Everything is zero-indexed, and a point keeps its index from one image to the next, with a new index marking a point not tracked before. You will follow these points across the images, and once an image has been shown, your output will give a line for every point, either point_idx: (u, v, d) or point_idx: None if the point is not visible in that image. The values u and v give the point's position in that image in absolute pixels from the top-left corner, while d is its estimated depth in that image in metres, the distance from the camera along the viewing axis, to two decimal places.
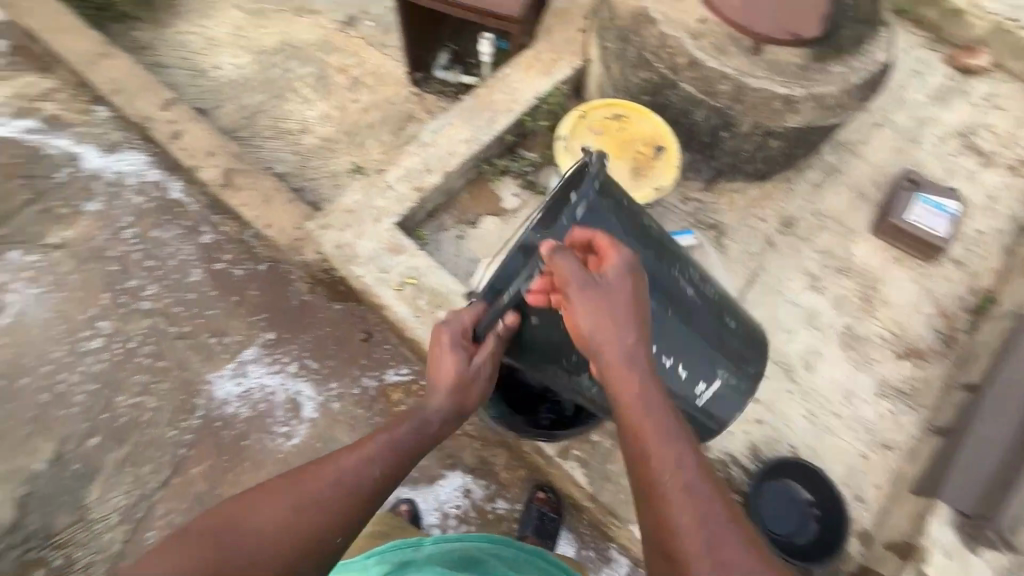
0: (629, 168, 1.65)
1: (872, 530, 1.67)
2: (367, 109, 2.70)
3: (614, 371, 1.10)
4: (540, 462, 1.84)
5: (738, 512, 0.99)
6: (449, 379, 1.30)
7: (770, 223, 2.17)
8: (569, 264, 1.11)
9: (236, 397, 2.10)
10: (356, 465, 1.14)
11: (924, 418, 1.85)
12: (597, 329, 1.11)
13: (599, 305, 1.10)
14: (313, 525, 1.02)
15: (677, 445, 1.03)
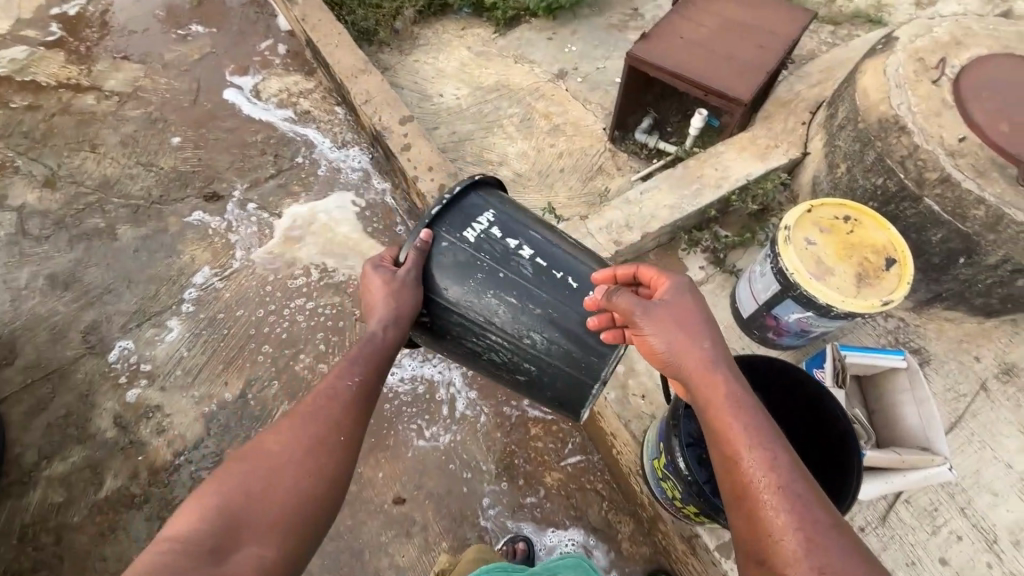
0: (854, 273, 1.58)
1: None
2: (561, 154, 2.88)
3: (714, 408, 1.11)
4: (675, 547, 1.75)
5: (865, 556, 0.92)
6: (376, 321, 1.36)
7: (986, 365, 1.93)
8: (666, 311, 1.21)
9: (407, 375, 2.26)
10: (324, 402, 1.25)
11: None
12: (695, 365, 1.15)
13: (686, 346, 1.17)
14: (298, 463, 1.14)
15: (784, 481, 0.99)
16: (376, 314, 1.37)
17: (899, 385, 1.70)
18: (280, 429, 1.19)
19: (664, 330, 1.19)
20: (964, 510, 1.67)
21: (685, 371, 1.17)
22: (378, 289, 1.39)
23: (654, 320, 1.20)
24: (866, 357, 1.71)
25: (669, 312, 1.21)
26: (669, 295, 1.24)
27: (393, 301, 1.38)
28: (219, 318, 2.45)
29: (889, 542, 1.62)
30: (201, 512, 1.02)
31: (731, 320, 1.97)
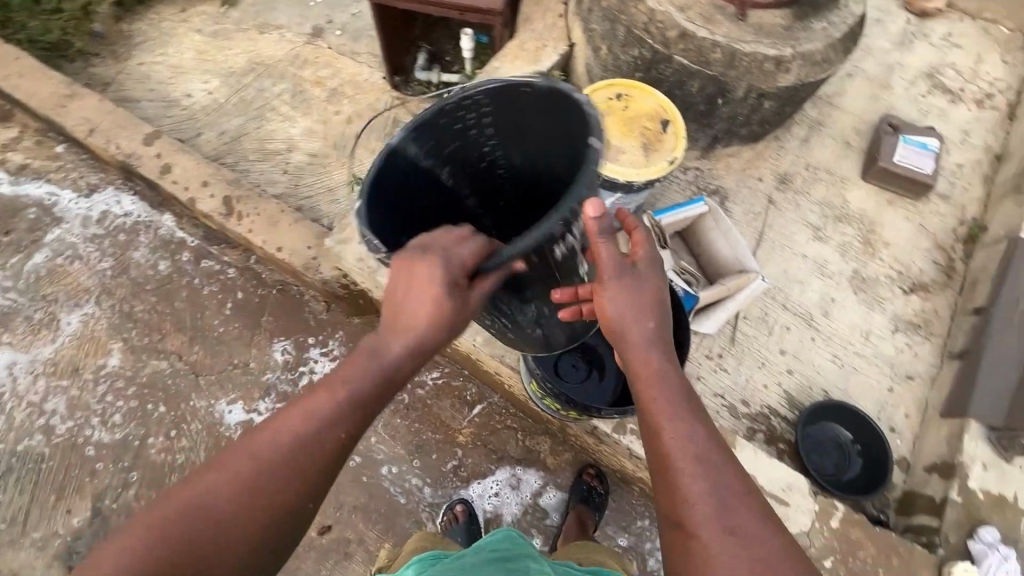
0: (639, 145, 1.69)
1: (910, 457, 1.75)
2: (350, 119, 2.66)
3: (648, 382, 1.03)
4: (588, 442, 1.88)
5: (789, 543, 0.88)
6: (423, 317, 1.00)
7: (767, 182, 2.24)
8: (627, 279, 1.04)
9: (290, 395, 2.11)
10: (308, 424, 0.94)
11: (940, 347, 1.94)
12: (635, 338, 1.04)
13: (634, 318, 1.05)
14: (245, 505, 0.88)
15: (709, 458, 0.94)
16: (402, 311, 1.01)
17: (708, 227, 1.91)
18: (246, 448, 0.92)
19: (616, 301, 1.05)
20: (785, 305, 1.99)
21: (627, 341, 1.06)
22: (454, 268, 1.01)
23: (608, 287, 1.05)
24: (677, 213, 1.87)
25: (631, 284, 1.05)
26: (632, 264, 1.07)
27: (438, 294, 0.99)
28: (26, 446, 2.01)
29: (742, 356, 1.89)
30: (124, 552, 0.81)
31: None
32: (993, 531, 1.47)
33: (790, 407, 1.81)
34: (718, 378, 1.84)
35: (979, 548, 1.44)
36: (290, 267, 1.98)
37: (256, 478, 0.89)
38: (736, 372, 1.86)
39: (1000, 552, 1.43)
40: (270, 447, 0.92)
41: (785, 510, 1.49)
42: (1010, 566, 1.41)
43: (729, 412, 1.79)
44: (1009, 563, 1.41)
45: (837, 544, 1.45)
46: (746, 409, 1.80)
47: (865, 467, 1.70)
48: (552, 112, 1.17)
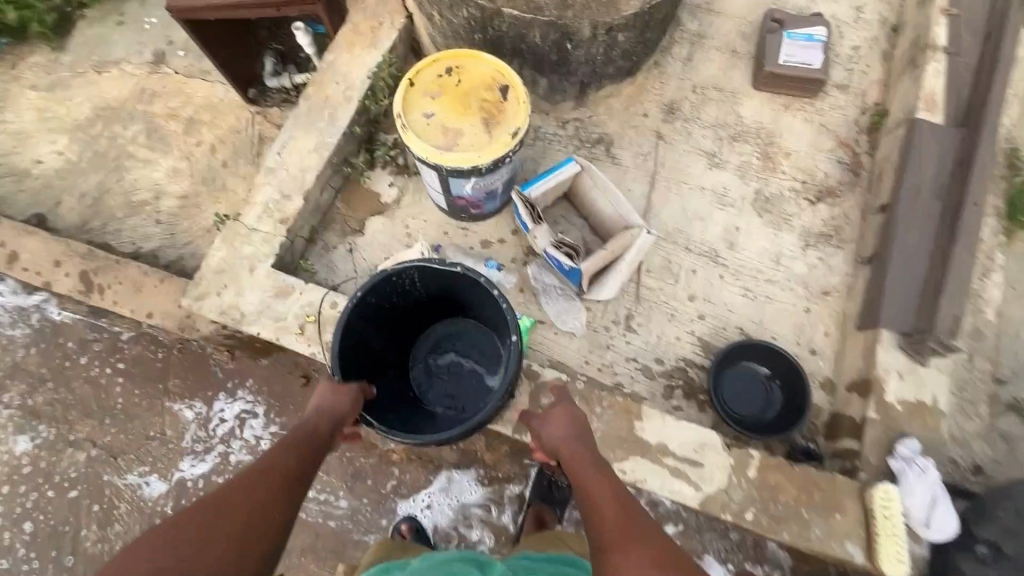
0: (480, 121, 1.53)
1: (833, 377, 1.69)
2: (214, 147, 2.45)
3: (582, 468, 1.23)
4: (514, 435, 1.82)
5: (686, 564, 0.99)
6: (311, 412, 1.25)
7: (654, 116, 2.08)
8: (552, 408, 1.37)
9: (211, 450, 2.06)
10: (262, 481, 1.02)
11: (852, 253, 1.85)
12: (564, 440, 1.29)
13: (563, 430, 1.32)
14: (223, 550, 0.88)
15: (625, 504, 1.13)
16: (320, 419, 1.23)
17: (586, 185, 1.76)
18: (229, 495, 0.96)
19: (545, 424, 1.35)
20: (688, 246, 1.88)
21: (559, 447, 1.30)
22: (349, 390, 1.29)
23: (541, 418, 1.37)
24: (548, 180, 1.72)
25: (554, 413, 1.37)
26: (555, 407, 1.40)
27: (347, 402, 1.27)
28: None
29: (650, 313, 1.79)
30: None
31: (441, 217, 1.90)
32: (914, 445, 1.42)
33: (706, 354, 1.74)
34: (628, 342, 1.76)
35: (900, 467, 1.39)
36: (167, 331, 1.86)
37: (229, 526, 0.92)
38: (646, 331, 1.77)
39: (921, 465, 1.37)
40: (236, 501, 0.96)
41: (701, 470, 1.43)
42: (932, 478, 1.36)
43: (644, 375, 1.72)
44: (929, 476, 1.36)
45: (758, 494, 1.40)
46: (661, 368, 1.73)
47: (797, 395, 1.60)
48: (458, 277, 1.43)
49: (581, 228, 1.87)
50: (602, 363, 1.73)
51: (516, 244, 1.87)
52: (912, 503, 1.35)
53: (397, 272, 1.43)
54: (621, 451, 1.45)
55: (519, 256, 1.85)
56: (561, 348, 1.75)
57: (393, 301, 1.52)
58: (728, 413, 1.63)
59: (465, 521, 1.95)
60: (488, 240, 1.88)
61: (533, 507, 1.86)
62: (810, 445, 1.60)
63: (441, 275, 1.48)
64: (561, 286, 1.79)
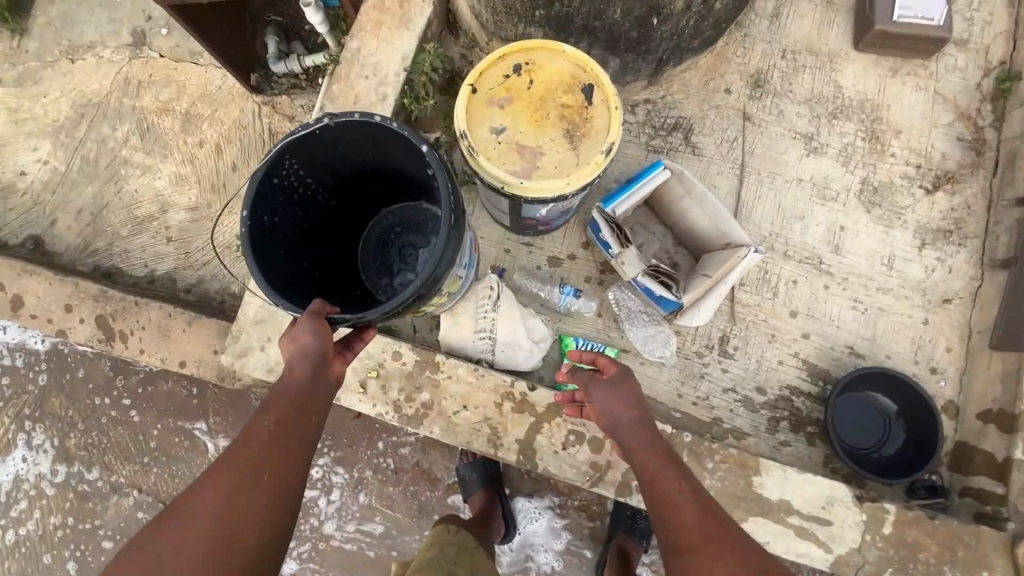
0: (562, 134, 1.24)
1: (958, 400, 1.51)
2: (218, 147, 2.13)
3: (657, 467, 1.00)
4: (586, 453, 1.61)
5: None
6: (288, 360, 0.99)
7: (738, 92, 1.76)
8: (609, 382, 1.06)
9: None
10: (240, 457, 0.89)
11: (977, 253, 1.61)
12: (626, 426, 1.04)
13: (631, 410, 1.05)
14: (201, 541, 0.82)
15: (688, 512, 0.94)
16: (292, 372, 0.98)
17: (676, 193, 1.50)
18: (198, 486, 0.87)
19: (609, 399, 1.06)
20: (787, 253, 1.64)
21: (623, 432, 1.04)
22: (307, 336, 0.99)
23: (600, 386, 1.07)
24: (633, 192, 1.45)
25: (615, 386, 1.07)
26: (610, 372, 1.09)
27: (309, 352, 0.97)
28: None
29: (747, 334, 1.59)
30: None
31: (501, 232, 1.65)
32: None
33: (813, 380, 1.55)
34: (724, 369, 1.57)
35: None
36: (204, 378, 1.68)
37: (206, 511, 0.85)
38: (744, 357, 1.57)
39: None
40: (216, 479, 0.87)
41: (830, 529, 1.28)
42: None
43: (744, 407, 1.55)
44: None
45: (894, 551, 1.27)
46: (763, 398, 1.55)
47: (912, 416, 1.47)
48: (329, 143, 1.19)
49: (664, 237, 1.62)
50: (697, 396, 1.55)
51: (589, 261, 1.63)
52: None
53: (273, 166, 1.12)
54: (739, 510, 1.30)
55: (595, 276, 1.62)
56: (649, 380, 1.56)
57: (296, 213, 1.27)
58: (849, 454, 1.47)
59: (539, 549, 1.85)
60: (556, 258, 1.64)
61: (617, 540, 1.75)
62: (934, 479, 1.45)
63: (352, 167, 1.32)
64: (649, 310, 1.57)
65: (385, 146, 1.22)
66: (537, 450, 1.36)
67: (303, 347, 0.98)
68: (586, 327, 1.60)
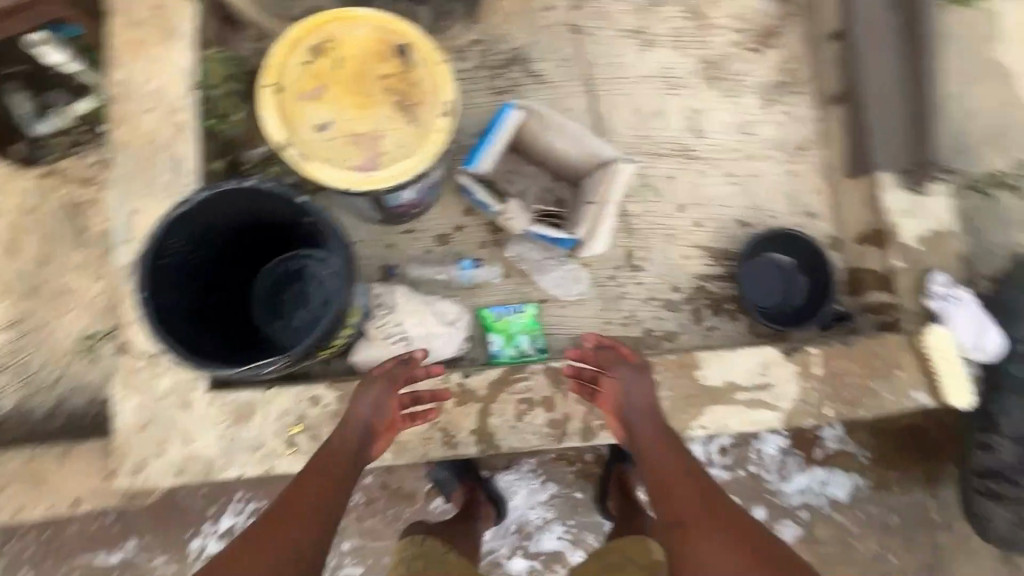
0: (394, 109, 1.12)
1: (837, 233, 1.65)
2: (11, 243, 1.75)
3: (659, 444, 1.15)
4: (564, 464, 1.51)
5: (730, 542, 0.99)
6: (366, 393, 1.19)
7: (560, 6, 1.69)
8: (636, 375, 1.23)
9: None
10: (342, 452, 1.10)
11: (814, 95, 1.71)
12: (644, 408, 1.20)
13: (645, 397, 1.21)
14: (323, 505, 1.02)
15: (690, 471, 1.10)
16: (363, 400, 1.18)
17: (536, 130, 1.44)
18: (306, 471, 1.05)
19: (630, 385, 1.22)
20: (657, 152, 1.66)
21: (633, 417, 1.19)
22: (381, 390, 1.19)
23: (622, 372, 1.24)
24: (493, 143, 1.37)
25: (638, 376, 1.23)
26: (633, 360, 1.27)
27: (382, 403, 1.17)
28: None
29: (648, 242, 1.62)
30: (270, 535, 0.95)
31: (378, 229, 1.53)
32: (944, 277, 1.44)
33: (717, 262, 1.62)
34: (639, 282, 1.60)
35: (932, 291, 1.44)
36: (111, 505, 1.46)
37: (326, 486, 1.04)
38: (651, 264, 1.61)
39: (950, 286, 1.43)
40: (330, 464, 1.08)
41: (772, 391, 1.38)
42: (965, 300, 1.41)
43: (667, 310, 1.59)
44: (961, 296, 1.41)
45: (827, 387, 1.39)
46: (680, 295, 1.60)
47: (805, 254, 1.58)
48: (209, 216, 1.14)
49: (539, 175, 1.56)
50: (623, 317, 1.58)
51: (478, 226, 1.55)
52: (954, 328, 1.39)
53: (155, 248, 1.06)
54: (694, 407, 1.36)
55: (489, 239, 1.55)
56: (576, 320, 1.56)
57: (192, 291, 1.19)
58: (776, 313, 1.58)
59: (536, 522, 1.83)
60: (444, 234, 1.55)
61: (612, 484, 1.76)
62: (838, 309, 1.58)
63: (228, 224, 1.21)
64: (550, 253, 1.55)
65: (259, 199, 1.16)
66: (494, 433, 1.32)
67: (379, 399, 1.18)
68: (498, 292, 1.54)
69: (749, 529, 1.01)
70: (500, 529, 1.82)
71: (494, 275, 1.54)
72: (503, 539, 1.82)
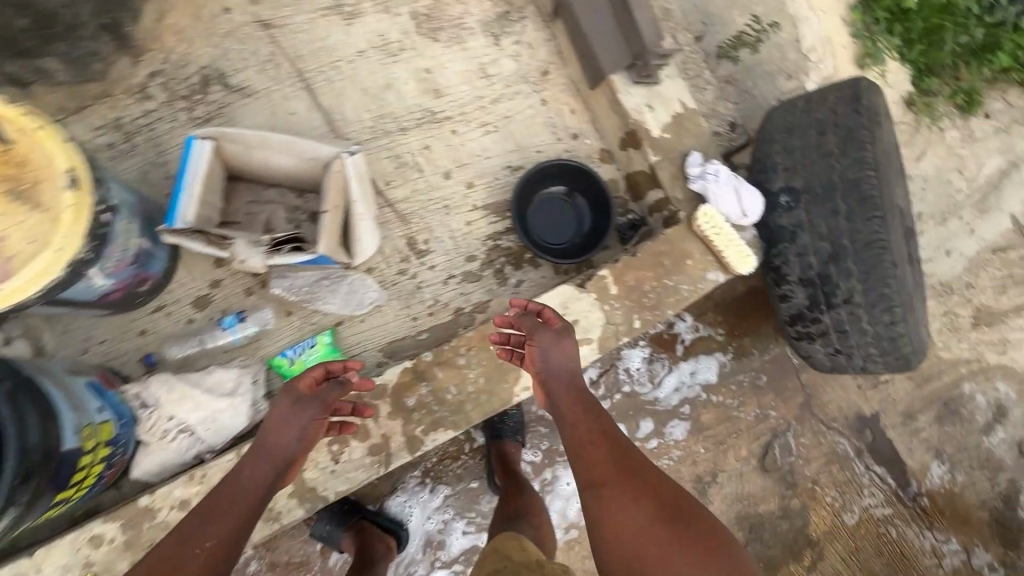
0: (7, 200, 0.92)
1: (605, 145, 1.64)
2: None
3: (585, 408, 1.14)
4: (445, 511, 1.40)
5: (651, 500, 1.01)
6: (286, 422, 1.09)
7: (239, 5, 1.50)
8: (561, 338, 1.19)
9: None
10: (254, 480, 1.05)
11: (538, 15, 1.65)
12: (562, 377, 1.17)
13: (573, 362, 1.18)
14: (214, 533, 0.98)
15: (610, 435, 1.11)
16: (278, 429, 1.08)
17: (243, 153, 1.28)
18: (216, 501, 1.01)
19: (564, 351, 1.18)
20: (403, 126, 1.55)
21: (556, 380, 1.17)
22: (303, 409, 1.09)
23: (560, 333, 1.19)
24: (190, 186, 1.20)
25: (561, 342, 1.19)
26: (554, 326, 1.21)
27: (306, 428, 1.08)
28: None
29: (426, 221, 1.52)
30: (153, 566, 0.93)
31: (119, 318, 1.33)
32: (698, 155, 1.46)
33: (501, 215, 1.56)
34: (432, 265, 1.51)
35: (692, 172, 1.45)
36: None
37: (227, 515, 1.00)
38: (438, 242, 1.52)
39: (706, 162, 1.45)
40: (232, 495, 1.03)
41: (579, 326, 1.36)
42: (721, 171, 1.42)
43: (470, 281, 1.53)
44: (716, 169, 1.42)
45: (629, 300, 1.39)
46: (478, 263, 1.54)
47: (561, 173, 1.55)
48: None
49: (283, 196, 1.43)
50: (428, 306, 1.49)
51: (234, 274, 1.39)
52: (716, 201, 1.41)
53: None
54: (512, 373, 1.31)
55: (252, 283, 1.40)
56: (380, 329, 1.46)
57: None
58: (579, 236, 1.57)
59: (440, 534, 1.77)
60: (200, 297, 1.38)
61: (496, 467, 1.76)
62: (629, 218, 1.63)
63: None
64: (323, 273, 1.42)
65: None
66: (316, 485, 1.22)
67: (302, 419, 1.09)
68: (286, 333, 1.41)
69: (664, 488, 1.05)
70: (407, 559, 1.75)
71: (269, 318, 1.39)
72: (413, 567, 1.75)
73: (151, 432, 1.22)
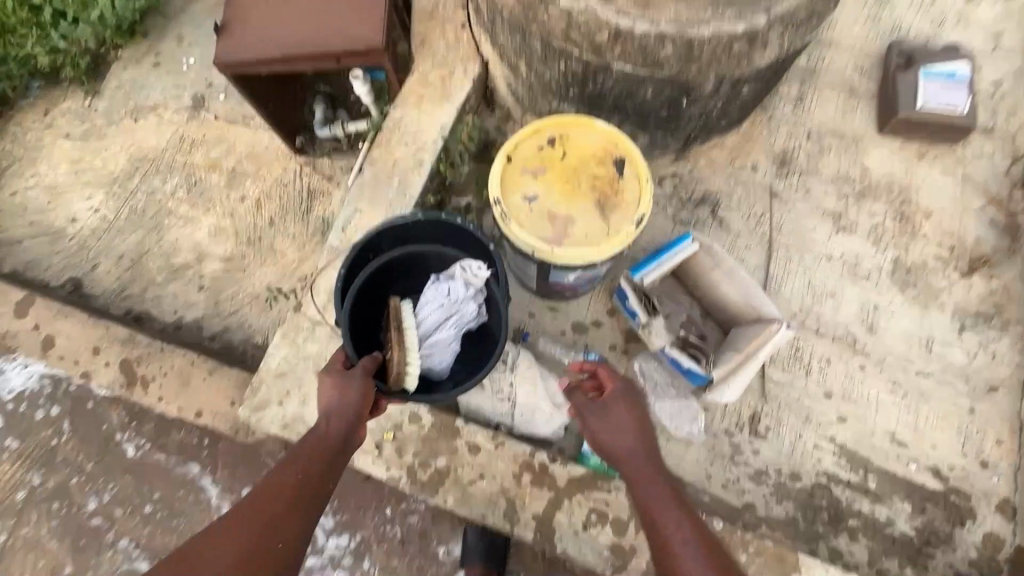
0: (594, 204, 1.27)
1: (1014, 498, 1.44)
2: (258, 204, 2.24)
3: (640, 485, 1.06)
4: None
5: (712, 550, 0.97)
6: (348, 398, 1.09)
7: (765, 170, 1.78)
8: (613, 408, 1.13)
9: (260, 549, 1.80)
10: (340, 426, 1.07)
11: (1018, 340, 1.58)
12: (624, 447, 1.10)
13: (630, 435, 1.11)
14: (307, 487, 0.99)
15: (652, 480, 1.06)
16: (331, 410, 1.09)
17: (705, 265, 1.50)
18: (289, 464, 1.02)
19: (605, 423, 1.12)
20: (818, 330, 1.60)
21: (623, 458, 1.09)
22: (339, 388, 1.11)
23: (611, 414, 1.13)
24: (663, 262, 1.45)
25: (614, 411, 1.13)
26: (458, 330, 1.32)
27: (356, 399, 1.10)
28: None
29: (781, 414, 1.51)
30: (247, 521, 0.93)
31: (526, 296, 1.63)
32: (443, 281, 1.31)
33: (850, 466, 1.47)
34: (759, 451, 1.49)
35: (454, 273, 1.35)
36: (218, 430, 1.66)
37: (314, 463, 1.02)
38: (777, 438, 1.50)
39: (475, 291, 1.33)
40: (315, 447, 1.05)
41: None
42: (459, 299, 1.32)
43: (779, 493, 1.46)
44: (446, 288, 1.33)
45: None
46: (798, 484, 1.46)
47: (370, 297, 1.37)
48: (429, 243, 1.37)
49: (693, 307, 1.60)
50: (728, 479, 1.47)
51: (613, 327, 1.60)
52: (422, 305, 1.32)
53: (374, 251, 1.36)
54: None
55: (620, 345, 1.59)
56: (675, 458, 1.49)
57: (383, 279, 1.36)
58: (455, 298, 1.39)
59: None
60: (583, 324, 1.61)
61: None
62: None
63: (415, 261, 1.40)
64: (674, 380, 1.53)
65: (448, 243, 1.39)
66: (556, 528, 1.28)
67: (346, 395, 1.10)
68: None
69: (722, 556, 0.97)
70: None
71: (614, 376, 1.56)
72: None
73: (492, 381, 1.44)
